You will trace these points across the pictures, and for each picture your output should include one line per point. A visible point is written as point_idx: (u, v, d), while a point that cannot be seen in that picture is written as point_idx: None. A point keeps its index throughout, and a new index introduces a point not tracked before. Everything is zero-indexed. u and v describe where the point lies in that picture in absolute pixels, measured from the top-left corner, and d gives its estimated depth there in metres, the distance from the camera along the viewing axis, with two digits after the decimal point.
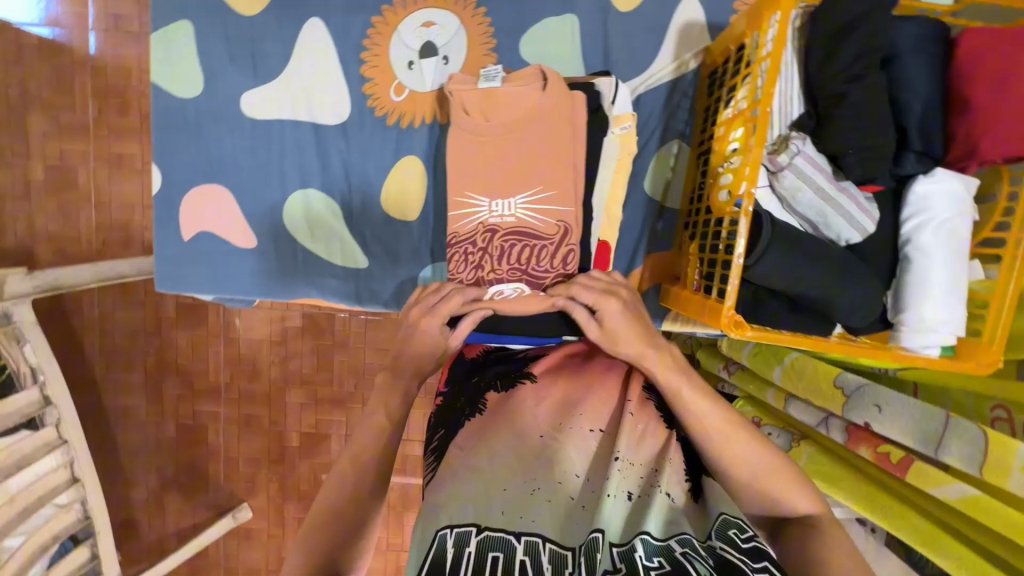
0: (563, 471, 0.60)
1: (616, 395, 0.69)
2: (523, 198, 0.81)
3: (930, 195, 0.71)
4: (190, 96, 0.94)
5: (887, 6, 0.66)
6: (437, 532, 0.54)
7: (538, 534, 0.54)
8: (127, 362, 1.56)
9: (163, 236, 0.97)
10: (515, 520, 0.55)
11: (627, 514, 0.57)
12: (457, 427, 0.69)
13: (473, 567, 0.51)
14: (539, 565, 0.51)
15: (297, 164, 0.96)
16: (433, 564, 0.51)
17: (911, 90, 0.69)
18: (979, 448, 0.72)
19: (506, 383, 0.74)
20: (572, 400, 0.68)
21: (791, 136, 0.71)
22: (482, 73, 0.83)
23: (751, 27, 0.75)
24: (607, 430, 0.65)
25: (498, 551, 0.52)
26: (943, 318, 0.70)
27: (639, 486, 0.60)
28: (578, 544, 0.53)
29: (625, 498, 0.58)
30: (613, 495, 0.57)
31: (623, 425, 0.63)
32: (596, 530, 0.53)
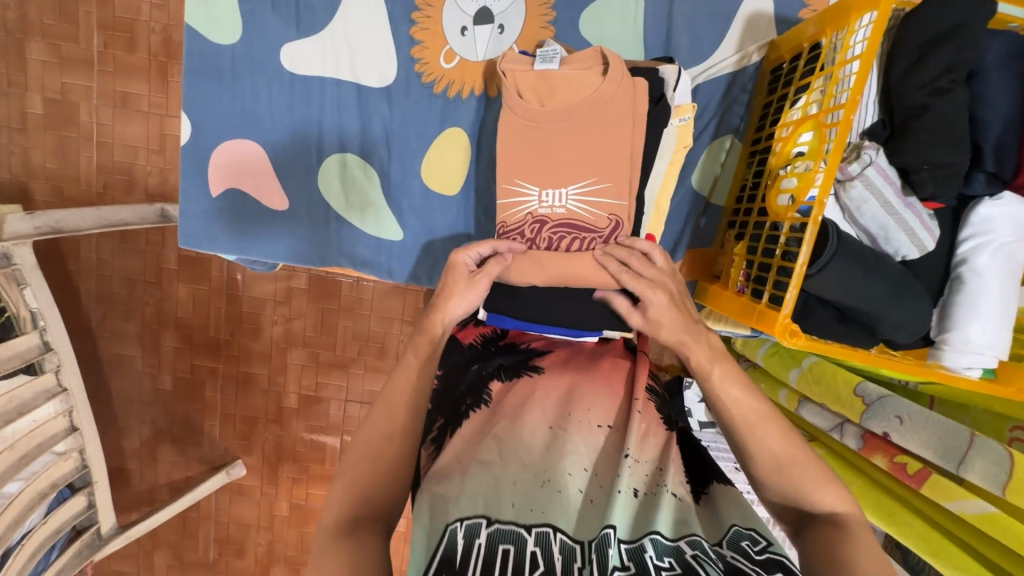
0: (573, 464, 0.60)
1: (623, 394, 0.71)
2: (575, 188, 0.78)
3: (994, 218, 0.71)
4: (227, 43, 0.89)
5: (982, 20, 0.64)
6: (448, 525, 0.53)
7: (549, 525, 0.53)
8: (125, 310, 1.50)
9: (188, 190, 0.93)
10: (525, 512, 0.54)
11: (636, 511, 0.57)
12: (460, 418, 0.69)
13: (483, 560, 0.50)
14: (551, 557, 0.51)
15: (336, 126, 0.92)
16: (444, 558, 0.51)
17: (992, 108, 0.68)
18: (1005, 467, 0.74)
19: (510, 374, 0.75)
20: (579, 394, 0.68)
21: (864, 145, 0.70)
22: (539, 54, 0.79)
23: (833, 26, 0.72)
24: (614, 427, 0.65)
25: (509, 544, 0.51)
26: (988, 341, 0.70)
27: (646, 484, 0.60)
28: (589, 539, 0.54)
29: (632, 494, 0.58)
30: (622, 491, 0.57)
31: (630, 423, 0.64)
32: (607, 525, 0.53)
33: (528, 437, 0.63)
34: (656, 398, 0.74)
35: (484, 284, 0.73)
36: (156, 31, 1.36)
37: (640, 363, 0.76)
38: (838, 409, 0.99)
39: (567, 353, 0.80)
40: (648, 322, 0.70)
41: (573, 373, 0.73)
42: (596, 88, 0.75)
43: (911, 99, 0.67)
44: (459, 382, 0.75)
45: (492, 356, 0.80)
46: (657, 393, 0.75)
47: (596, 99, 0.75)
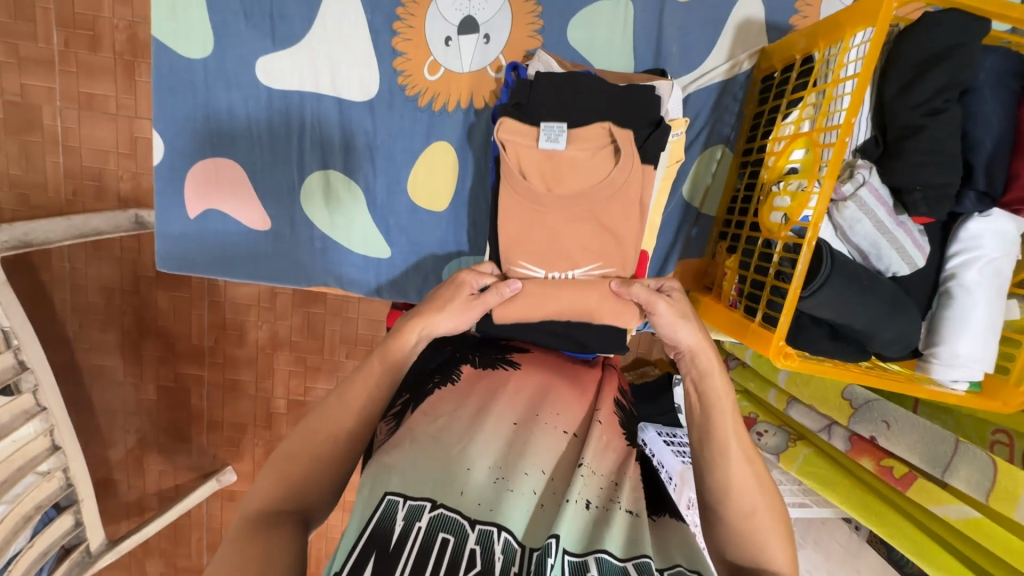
0: (531, 464, 0.55)
1: (588, 401, 0.67)
2: (580, 272, 0.77)
3: (983, 235, 0.71)
4: (197, 57, 0.85)
5: (972, 41, 0.64)
6: (387, 494, 0.50)
7: (493, 524, 0.48)
8: (102, 321, 1.40)
9: (167, 215, 0.90)
10: (472, 503, 0.50)
11: (588, 525, 0.52)
12: (425, 394, 0.64)
13: (418, 547, 0.45)
14: (490, 558, 0.46)
15: (317, 140, 0.89)
16: (375, 534, 0.46)
17: (983, 126, 0.68)
18: (989, 474, 0.76)
19: (484, 362, 0.70)
20: (550, 397, 0.64)
21: (857, 164, 0.70)
22: (543, 129, 0.75)
23: (827, 41, 0.72)
24: (578, 435, 0.62)
25: (449, 534, 0.47)
26: (976, 355, 0.71)
27: (600, 497, 0.56)
28: (536, 547, 0.49)
29: (584, 506, 0.53)
30: (574, 500, 0.53)
31: (591, 433, 0.60)
32: (552, 534, 0.48)
33: (490, 434, 0.57)
34: (623, 412, 0.68)
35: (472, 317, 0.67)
36: (121, 28, 1.24)
37: (608, 378, 0.73)
38: (825, 412, 0.99)
39: (544, 355, 0.76)
40: (677, 305, 0.66)
41: (559, 374, 0.70)
42: (607, 173, 0.74)
43: (905, 118, 0.67)
44: (430, 361, 0.71)
45: (470, 345, 0.74)
46: (625, 410, 0.69)
47: (606, 187, 0.74)
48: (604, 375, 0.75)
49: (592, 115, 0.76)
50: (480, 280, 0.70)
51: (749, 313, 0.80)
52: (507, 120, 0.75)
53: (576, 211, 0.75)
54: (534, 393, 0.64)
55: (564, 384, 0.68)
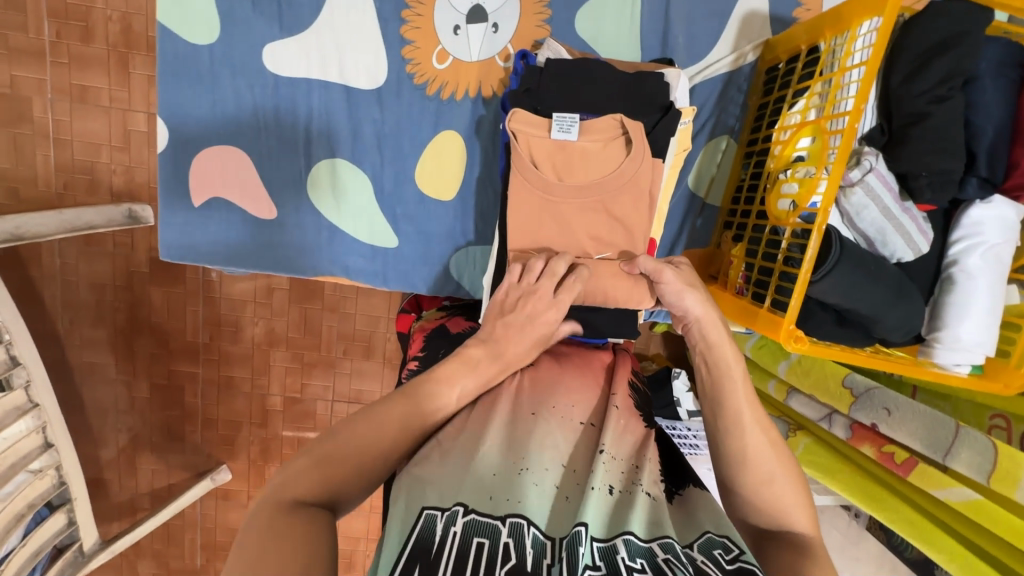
0: (551, 458, 0.56)
1: (601, 390, 0.68)
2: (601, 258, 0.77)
3: (984, 221, 0.73)
4: (202, 43, 0.84)
5: (975, 30, 0.66)
6: (424, 508, 0.48)
7: (523, 517, 0.48)
8: (93, 317, 1.37)
9: (169, 204, 0.88)
10: (501, 503, 0.49)
11: (611, 510, 0.52)
12: None
13: (456, 552, 0.44)
14: (523, 551, 0.46)
15: (324, 129, 0.88)
16: (416, 547, 0.44)
17: (986, 114, 0.70)
18: (990, 457, 0.77)
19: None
20: (563, 389, 0.65)
21: (864, 152, 0.71)
22: (556, 119, 0.76)
23: (832, 31, 0.74)
24: (594, 424, 0.62)
25: (483, 537, 0.46)
26: (978, 339, 0.73)
27: (621, 482, 0.56)
28: (563, 534, 0.49)
29: (608, 492, 0.54)
30: (597, 488, 0.53)
31: (608, 419, 0.61)
32: (580, 523, 0.48)
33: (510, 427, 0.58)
34: (638, 394, 0.70)
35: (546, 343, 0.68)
36: (114, 20, 1.22)
37: (619, 362, 0.74)
38: (825, 401, 1.00)
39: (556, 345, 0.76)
40: (683, 275, 0.67)
41: (572, 366, 0.71)
42: (618, 165, 0.75)
43: (910, 106, 0.68)
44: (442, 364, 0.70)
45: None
46: (640, 391, 0.71)
47: (616, 178, 0.75)
48: (615, 359, 0.77)
49: (604, 106, 0.78)
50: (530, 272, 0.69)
51: (758, 300, 0.81)
52: (519, 111, 0.76)
53: (585, 197, 0.75)
54: (550, 389, 0.65)
55: (578, 372, 0.69)
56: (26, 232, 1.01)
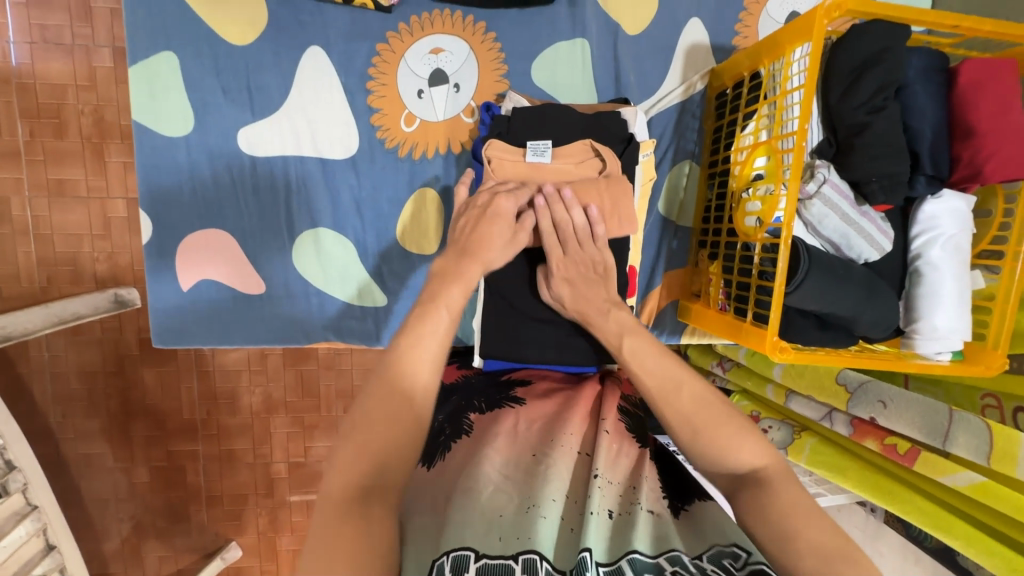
0: (553, 490, 0.57)
1: (590, 420, 0.69)
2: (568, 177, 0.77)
3: (938, 214, 0.78)
4: (178, 134, 0.87)
5: (899, 44, 0.71)
6: (434, 559, 0.48)
7: (535, 551, 0.50)
8: (87, 407, 1.35)
9: (156, 289, 0.90)
10: (510, 540, 0.51)
11: (613, 532, 0.54)
12: (440, 452, 0.62)
13: None
14: None
15: (304, 201, 0.91)
16: None
17: (921, 117, 0.74)
18: (986, 438, 0.79)
19: (490, 405, 0.70)
20: (560, 422, 0.66)
21: (816, 165, 0.76)
22: (529, 146, 0.79)
23: (770, 57, 0.79)
24: (587, 453, 0.63)
25: None
26: (953, 326, 0.76)
27: (620, 504, 0.58)
28: (570, 567, 0.51)
29: (607, 516, 0.55)
30: (595, 512, 0.54)
31: (600, 444, 0.62)
32: (585, 548, 0.50)
33: (508, 468, 0.59)
34: (629, 418, 0.70)
35: (518, 245, 0.69)
36: (87, 113, 1.24)
37: (607, 388, 0.75)
38: (824, 401, 1.02)
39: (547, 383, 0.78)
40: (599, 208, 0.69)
41: (565, 399, 0.72)
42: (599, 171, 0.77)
43: (851, 118, 0.73)
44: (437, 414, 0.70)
45: (476, 391, 0.75)
46: (630, 413, 0.71)
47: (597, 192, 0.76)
48: (604, 387, 0.77)
49: (569, 137, 0.82)
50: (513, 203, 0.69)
51: (739, 315, 0.84)
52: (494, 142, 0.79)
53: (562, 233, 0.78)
54: (547, 424, 0.66)
55: (573, 403, 0.70)
56: (11, 332, 1.02)
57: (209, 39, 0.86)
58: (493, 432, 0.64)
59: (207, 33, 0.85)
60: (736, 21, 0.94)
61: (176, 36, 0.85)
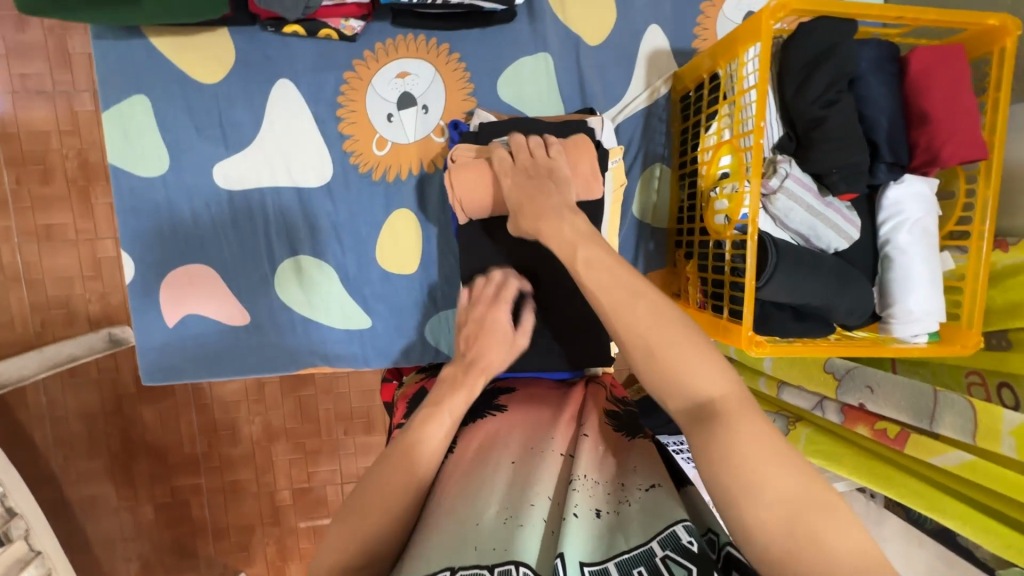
0: (537, 494, 0.57)
1: (574, 424, 0.69)
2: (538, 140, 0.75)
3: (902, 199, 0.79)
4: (155, 174, 0.89)
5: (847, 38, 0.73)
6: None
7: (513, 562, 0.50)
8: (88, 449, 1.36)
9: (143, 328, 0.91)
10: (491, 552, 0.51)
11: (601, 532, 0.54)
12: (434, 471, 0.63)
13: None
14: None
15: (283, 230, 0.92)
16: None
17: (876, 107, 0.76)
18: (969, 416, 0.79)
19: (471, 414, 0.71)
20: (541, 430, 0.67)
21: (778, 160, 0.77)
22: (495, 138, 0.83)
23: (725, 59, 0.80)
24: (569, 454, 0.64)
25: None
26: (926, 308, 0.77)
27: (608, 501, 0.57)
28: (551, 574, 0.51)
29: (594, 515, 0.55)
30: (576, 513, 0.54)
31: (585, 446, 0.63)
32: (558, 555, 0.50)
33: (491, 478, 0.59)
34: (616, 419, 0.71)
35: (519, 348, 0.72)
36: (71, 157, 1.26)
37: (592, 394, 0.76)
38: (814, 389, 1.03)
39: (529, 389, 0.78)
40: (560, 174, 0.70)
41: (548, 407, 0.72)
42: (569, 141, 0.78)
43: (808, 113, 0.74)
44: None
45: None
46: (617, 413, 0.72)
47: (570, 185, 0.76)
48: (588, 391, 0.78)
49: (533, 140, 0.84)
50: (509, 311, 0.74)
51: (717, 312, 0.85)
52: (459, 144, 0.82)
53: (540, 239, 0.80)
54: (530, 429, 0.67)
55: (556, 410, 0.71)
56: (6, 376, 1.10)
57: (179, 79, 0.87)
58: (480, 438, 0.65)
59: (177, 73, 0.87)
60: (694, 24, 0.96)
61: (148, 80, 0.87)
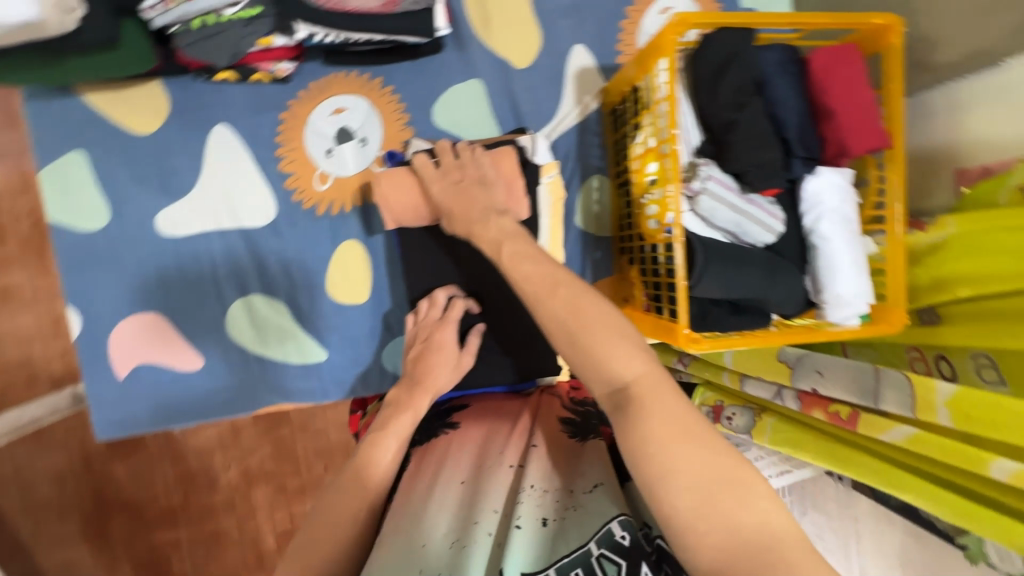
0: (482, 510, 0.58)
1: (525, 434, 0.70)
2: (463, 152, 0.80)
3: (819, 191, 0.83)
4: (98, 228, 0.90)
5: (748, 45, 0.78)
6: None
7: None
8: (59, 513, 1.32)
9: (96, 382, 0.91)
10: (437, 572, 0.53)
11: (546, 541, 0.55)
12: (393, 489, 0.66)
13: None
14: None
15: (231, 272, 0.93)
16: None
17: (784, 107, 0.80)
18: (908, 391, 0.81)
19: (425, 434, 0.73)
20: (492, 443, 0.68)
21: (698, 164, 0.82)
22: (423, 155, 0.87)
23: (640, 72, 0.85)
24: (519, 465, 0.64)
25: None
26: (854, 291, 0.80)
27: (556, 509, 0.58)
28: None
29: (540, 524, 0.56)
30: (521, 526, 0.56)
31: (537, 456, 0.64)
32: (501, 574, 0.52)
33: (438, 497, 0.60)
34: (571, 424, 0.71)
35: (465, 368, 0.75)
36: (23, 217, 1.25)
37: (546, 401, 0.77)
38: (772, 378, 1.05)
39: (483, 403, 0.79)
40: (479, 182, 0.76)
41: (499, 420, 0.73)
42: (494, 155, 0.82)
43: (722, 116, 0.79)
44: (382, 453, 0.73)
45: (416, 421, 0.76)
46: (573, 419, 0.72)
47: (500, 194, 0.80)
48: (542, 400, 0.79)
49: None
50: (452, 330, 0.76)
51: (660, 313, 0.88)
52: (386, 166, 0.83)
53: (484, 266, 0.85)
54: (480, 446, 0.68)
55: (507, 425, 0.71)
56: None
57: (116, 133, 0.89)
58: (431, 459, 0.67)
59: (114, 128, 0.89)
60: (616, 41, 1.00)
61: (86, 137, 0.88)
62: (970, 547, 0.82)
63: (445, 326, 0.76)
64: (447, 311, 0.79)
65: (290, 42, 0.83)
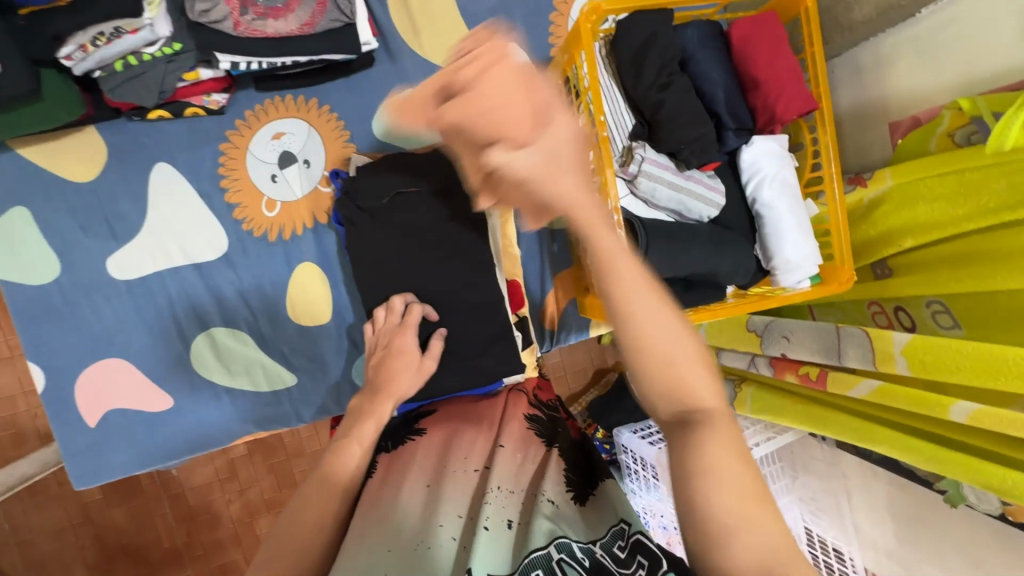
0: (445, 514, 0.57)
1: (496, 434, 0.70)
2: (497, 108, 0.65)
3: (757, 159, 0.84)
4: (50, 278, 0.89)
5: (665, 25, 0.79)
6: None
7: None
8: (63, 566, 1.31)
9: (69, 433, 0.90)
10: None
11: (511, 545, 0.55)
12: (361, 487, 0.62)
13: None
14: None
15: (190, 308, 0.93)
16: None
17: (710, 81, 0.81)
18: (868, 345, 0.82)
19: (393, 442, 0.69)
20: (455, 442, 0.68)
21: (634, 146, 0.81)
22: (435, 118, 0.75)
23: (566, 63, 0.86)
24: (487, 469, 0.64)
25: None
26: (801, 255, 0.81)
27: (520, 514, 0.59)
28: None
29: (505, 527, 0.57)
30: (487, 526, 0.56)
31: (501, 457, 0.64)
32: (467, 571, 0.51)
33: (406, 501, 0.59)
34: (540, 423, 0.73)
35: (429, 372, 0.72)
36: None
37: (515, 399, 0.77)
38: (744, 348, 1.07)
39: (450, 406, 0.77)
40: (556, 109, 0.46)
41: (464, 419, 0.73)
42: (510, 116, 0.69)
43: (648, 98, 0.79)
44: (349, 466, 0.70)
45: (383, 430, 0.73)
46: (541, 419, 0.74)
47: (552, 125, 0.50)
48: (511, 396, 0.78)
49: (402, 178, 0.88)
50: (413, 340, 0.73)
51: None
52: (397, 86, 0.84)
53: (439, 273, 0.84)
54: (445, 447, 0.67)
55: (470, 426, 0.71)
56: None
57: (58, 184, 0.89)
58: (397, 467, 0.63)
59: (56, 178, 0.89)
60: (548, 34, 1.01)
61: (29, 189, 0.88)
62: (950, 490, 0.81)
63: (405, 331, 0.74)
64: (405, 317, 0.77)
65: (217, 74, 0.84)
